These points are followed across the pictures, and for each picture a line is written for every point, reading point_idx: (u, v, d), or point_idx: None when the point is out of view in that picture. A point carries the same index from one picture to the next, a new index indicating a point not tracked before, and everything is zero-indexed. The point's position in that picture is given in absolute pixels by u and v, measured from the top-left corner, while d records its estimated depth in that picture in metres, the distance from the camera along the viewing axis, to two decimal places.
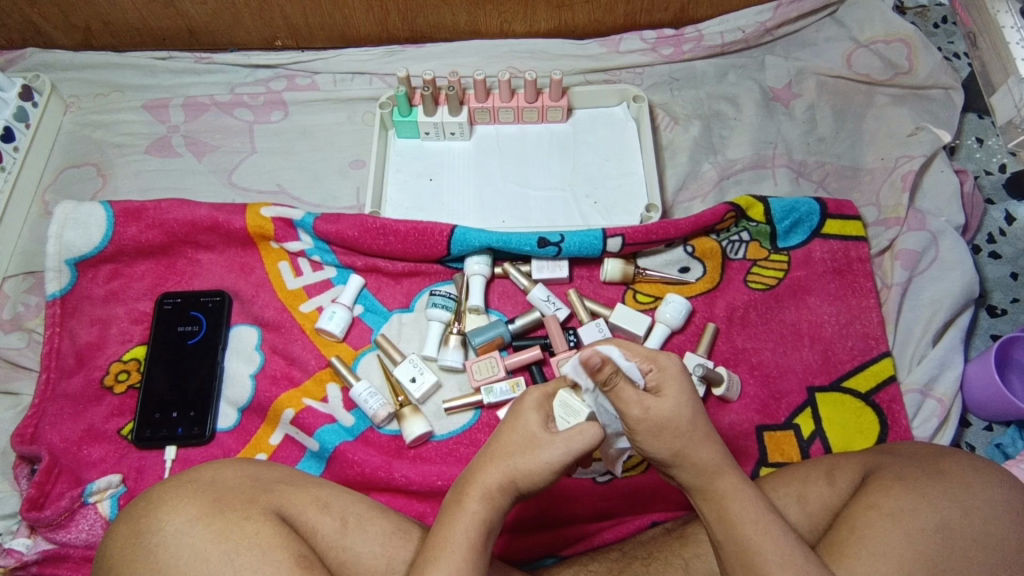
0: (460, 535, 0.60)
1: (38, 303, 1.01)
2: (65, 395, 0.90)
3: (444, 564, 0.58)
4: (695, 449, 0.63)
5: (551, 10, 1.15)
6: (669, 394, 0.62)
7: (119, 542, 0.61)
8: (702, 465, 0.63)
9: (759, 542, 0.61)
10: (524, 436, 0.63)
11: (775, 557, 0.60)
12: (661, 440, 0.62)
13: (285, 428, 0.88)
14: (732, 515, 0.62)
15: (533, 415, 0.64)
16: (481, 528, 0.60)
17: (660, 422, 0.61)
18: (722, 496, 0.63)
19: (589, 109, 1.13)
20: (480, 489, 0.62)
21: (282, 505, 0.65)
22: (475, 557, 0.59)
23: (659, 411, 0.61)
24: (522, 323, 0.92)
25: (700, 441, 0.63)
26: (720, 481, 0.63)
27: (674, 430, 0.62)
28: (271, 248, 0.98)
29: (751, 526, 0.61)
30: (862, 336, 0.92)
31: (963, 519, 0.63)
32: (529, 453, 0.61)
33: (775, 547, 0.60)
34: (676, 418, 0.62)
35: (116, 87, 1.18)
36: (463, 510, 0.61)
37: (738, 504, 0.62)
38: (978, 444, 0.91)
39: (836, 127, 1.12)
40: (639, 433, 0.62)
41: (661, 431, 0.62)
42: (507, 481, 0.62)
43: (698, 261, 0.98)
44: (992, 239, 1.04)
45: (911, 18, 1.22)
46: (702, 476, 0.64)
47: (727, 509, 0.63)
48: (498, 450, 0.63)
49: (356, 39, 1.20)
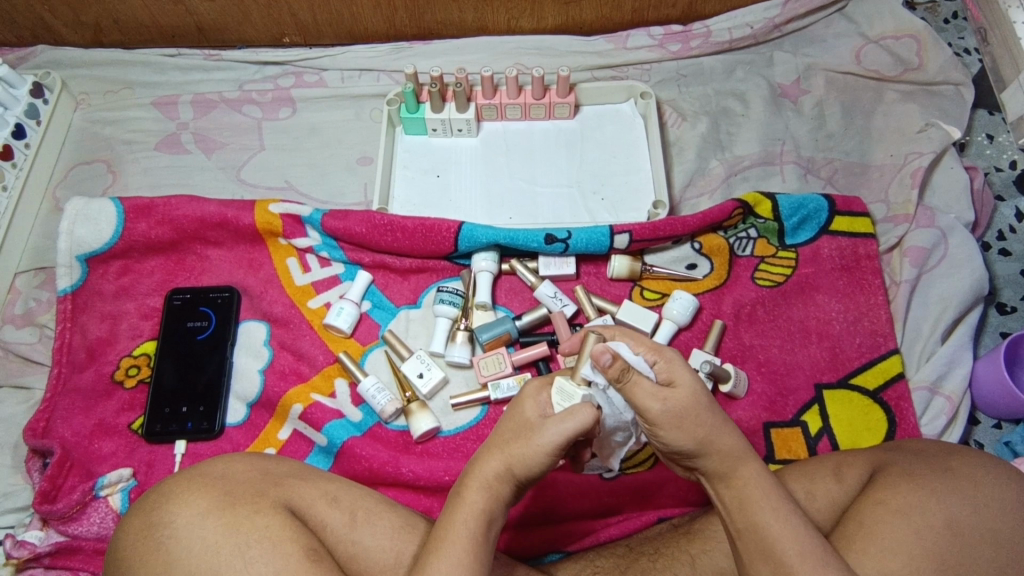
0: (459, 523, 0.60)
1: (49, 299, 1.02)
2: (76, 390, 0.91)
3: (445, 552, 0.59)
4: (718, 436, 0.63)
5: (558, 6, 1.15)
6: (682, 383, 0.63)
7: (131, 534, 0.61)
8: (725, 453, 0.63)
9: (778, 530, 0.60)
10: (520, 425, 0.63)
11: (793, 547, 0.60)
12: (684, 430, 0.62)
13: (293, 423, 0.89)
14: (753, 503, 0.62)
15: (530, 404, 0.64)
16: (481, 517, 0.61)
17: (680, 413, 0.62)
18: (744, 484, 0.63)
19: (597, 106, 1.12)
20: (478, 478, 0.62)
21: (292, 499, 0.65)
22: (475, 545, 0.59)
23: (677, 402, 0.61)
24: (528, 319, 0.92)
25: (722, 429, 0.63)
26: (743, 468, 0.63)
27: (695, 418, 0.62)
28: (279, 245, 0.98)
29: (771, 514, 0.61)
30: (870, 333, 0.91)
31: (972, 517, 0.63)
32: (523, 439, 0.62)
33: (793, 537, 0.60)
34: (695, 405, 0.62)
35: (125, 84, 1.19)
36: (463, 499, 0.61)
37: (760, 492, 0.62)
38: (987, 442, 0.91)
39: (845, 123, 1.12)
40: (663, 427, 0.62)
41: (683, 421, 0.62)
42: (505, 468, 0.62)
43: (706, 258, 0.98)
44: (1002, 236, 1.03)
45: (921, 13, 1.21)
46: (725, 464, 0.63)
47: (749, 496, 0.63)
48: (496, 439, 0.64)
49: (363, 36, 1.20)
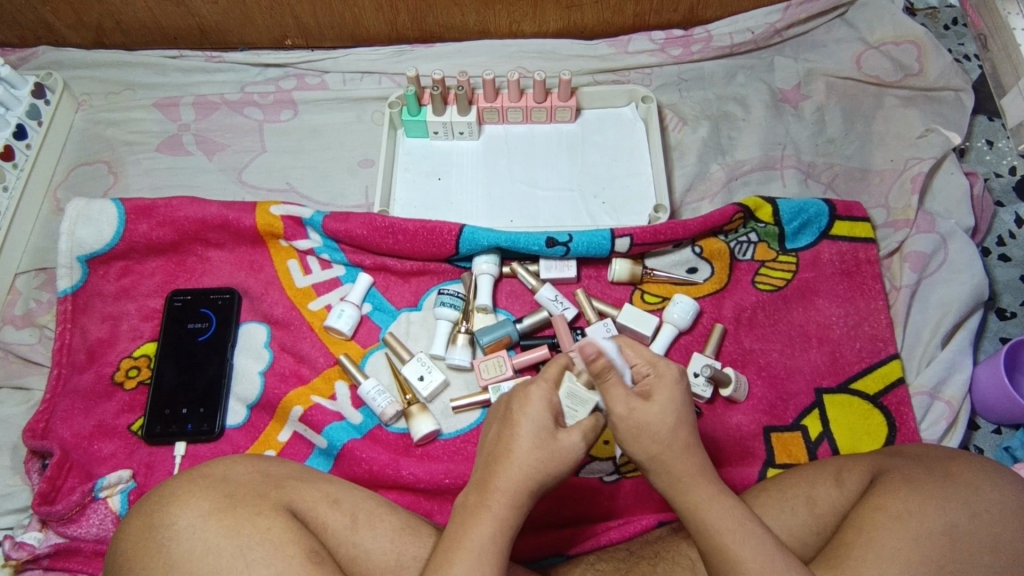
0: (488, 540, 0.60)
1: (49, 300, 1.02)
2: (76, 391, 0.91)
3: (476, 567, 0.58)
4: (671, 458, 0.64)
5: (560, 10, 1.15)
6: (657, 399, 0.64)
7: (132, 535, 0.61)
8: (676, 473, 0.64)
9: (737, 551, 0.60)
10: (544, 439, 0.63)
11: (756, 565, 0.59)
12: (640, 444, 0.64)
13: (293, 425, 0.89)
14: (711, 526, 0.62)
15: (547, 414, 0.64)
16: (507, 532, 0.61)
17: (642, 426, 0.63)
18: (699, 506, 0.63)
19: (598, 110, 1.13)
20: (505, 494, 0.62)
21: (292, 501, 0.65)
22: (501, 558, 0.60)
23: (642, 415, 0.63)
24: (529, 322, 0.92)
25: (678, 450, 0.64)
26: (697, 491, 0.63)
27: (653, 434, 0.63)
28: (280, 247, 0.98)
29: (730, 536, 0.61)
30: (870, 338, 0.92)
31: (972, 522, 0.63)
32: (557, 456, 0.63)
33: (755, 555, 0.60)
34: (658, 422, 0.63)
35: (127, 85, 1.19)
36: (492, 514, 0.61)
37: (716, 514, 0.62)
38: (987, 447, 0.91)
39: (846, 128, 1.12)
40: (620, 433, 0.64)
41: (641, 435, 0.64)
42: (532, 484, 0.62)
43: (706, 262, 0.98)
44: (1002, 241, 1.04)
45: (921, 19, 1.22)
46: (676, 485, 0.64)
47: (706, 518, 0.62)
48: (518, 454, 0.62)
49: (365, 38, 1.20)
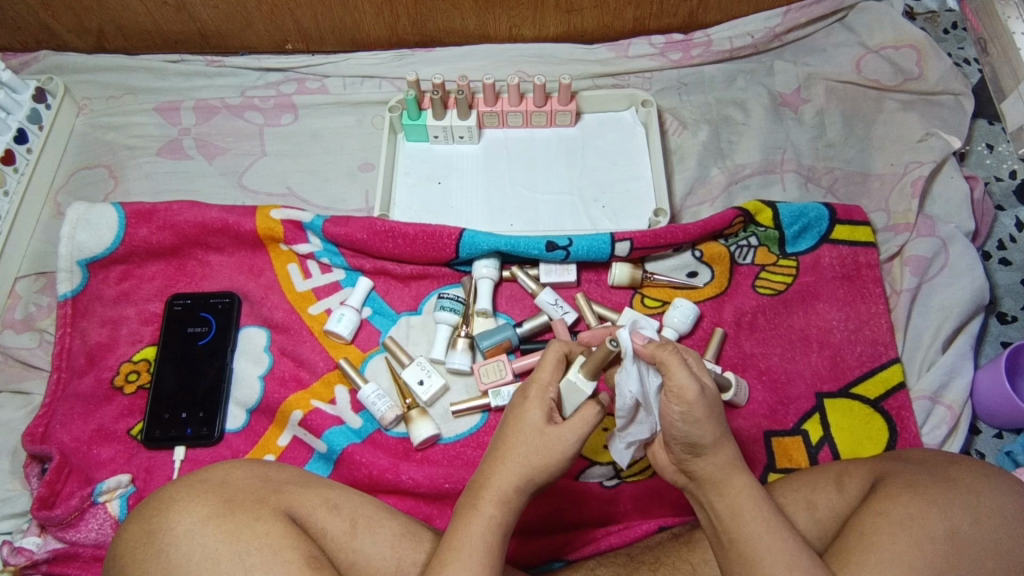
0: (477, 537, 0.60)
1: (49, 304, 1.02)
2: (75, 395, 0.91)
3: (466, 565, 0.59)
4: (723, 443, 0.64)
5: (560, 15, 1.15)
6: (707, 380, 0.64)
7: (131, 541, 0.61)
8: (725, 459, 0.64)
9: (766, 540, 0.60)
10: (533, 435, 0.64)
11: (781, 558, 0.59)
12: (710, 421, 0.62)
13: (293, 430, 0.89)
14: (743, 512, 0.62)
15: (539, 412, 0.65)
16: (497, 531, 0.61)
17: (711, 401, 0.62)
18: (737, 492, 0.63)
19: (598, 114, 1.13)
20: (496, 493, 0.62)
21: (291, 506, 0.65)
22: (492, 555, 0.60)
23: (708, 391, 0.62)
24: (529, 326, 0.91)
25: (726, 436, 0.64)
26: (737, 478, 0.63)
27: (717, 411, 0.63)
28: (280, 251, 0.98)
29: (760, 524, 0.61)
30: (870, 342, 0.92)
31: (975, 527, 0.63)
32: (544, 450, 0.63)
33: (784, 549, 0.60)
34: (716, 400, 0.63)
35: (128, 90, 1.19)
36: (481, 514, 0.61)
37: (750, 503, 0.62)
38: (988, 451, 0.91)
39: (845, 132, 1.12)
40: (694, 412, 0.61)
41: (710, 412, 0.62)
42: (522, 481, 0.63)
43: (706, 266, 0.98)
44: (1002, 246, 1.04)
45: (921, 23, 1.22)
46: (723, 470, 0.64)
47: (740, 507, 0.62)
48: (507, 451, 0.64)
49: (366, 42, 1.21)
